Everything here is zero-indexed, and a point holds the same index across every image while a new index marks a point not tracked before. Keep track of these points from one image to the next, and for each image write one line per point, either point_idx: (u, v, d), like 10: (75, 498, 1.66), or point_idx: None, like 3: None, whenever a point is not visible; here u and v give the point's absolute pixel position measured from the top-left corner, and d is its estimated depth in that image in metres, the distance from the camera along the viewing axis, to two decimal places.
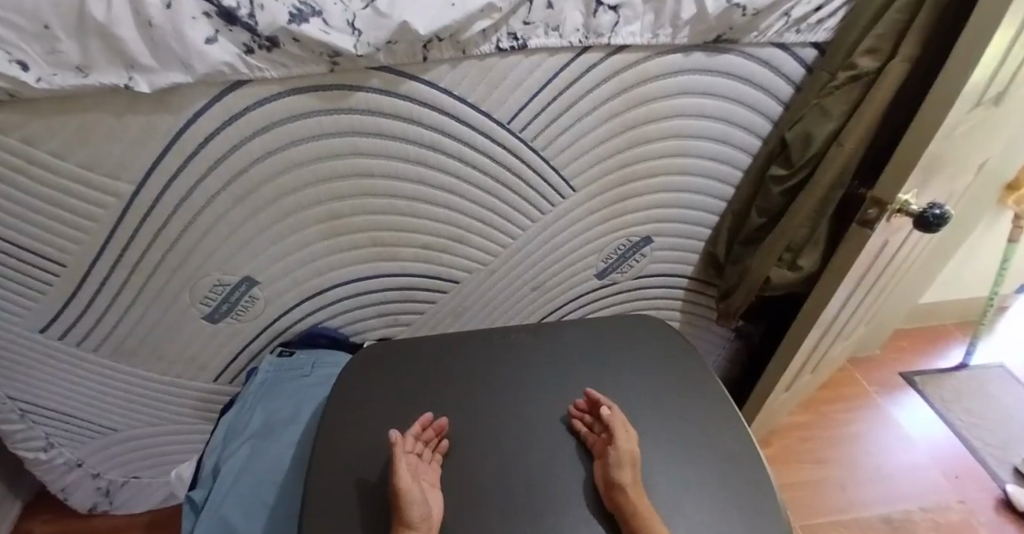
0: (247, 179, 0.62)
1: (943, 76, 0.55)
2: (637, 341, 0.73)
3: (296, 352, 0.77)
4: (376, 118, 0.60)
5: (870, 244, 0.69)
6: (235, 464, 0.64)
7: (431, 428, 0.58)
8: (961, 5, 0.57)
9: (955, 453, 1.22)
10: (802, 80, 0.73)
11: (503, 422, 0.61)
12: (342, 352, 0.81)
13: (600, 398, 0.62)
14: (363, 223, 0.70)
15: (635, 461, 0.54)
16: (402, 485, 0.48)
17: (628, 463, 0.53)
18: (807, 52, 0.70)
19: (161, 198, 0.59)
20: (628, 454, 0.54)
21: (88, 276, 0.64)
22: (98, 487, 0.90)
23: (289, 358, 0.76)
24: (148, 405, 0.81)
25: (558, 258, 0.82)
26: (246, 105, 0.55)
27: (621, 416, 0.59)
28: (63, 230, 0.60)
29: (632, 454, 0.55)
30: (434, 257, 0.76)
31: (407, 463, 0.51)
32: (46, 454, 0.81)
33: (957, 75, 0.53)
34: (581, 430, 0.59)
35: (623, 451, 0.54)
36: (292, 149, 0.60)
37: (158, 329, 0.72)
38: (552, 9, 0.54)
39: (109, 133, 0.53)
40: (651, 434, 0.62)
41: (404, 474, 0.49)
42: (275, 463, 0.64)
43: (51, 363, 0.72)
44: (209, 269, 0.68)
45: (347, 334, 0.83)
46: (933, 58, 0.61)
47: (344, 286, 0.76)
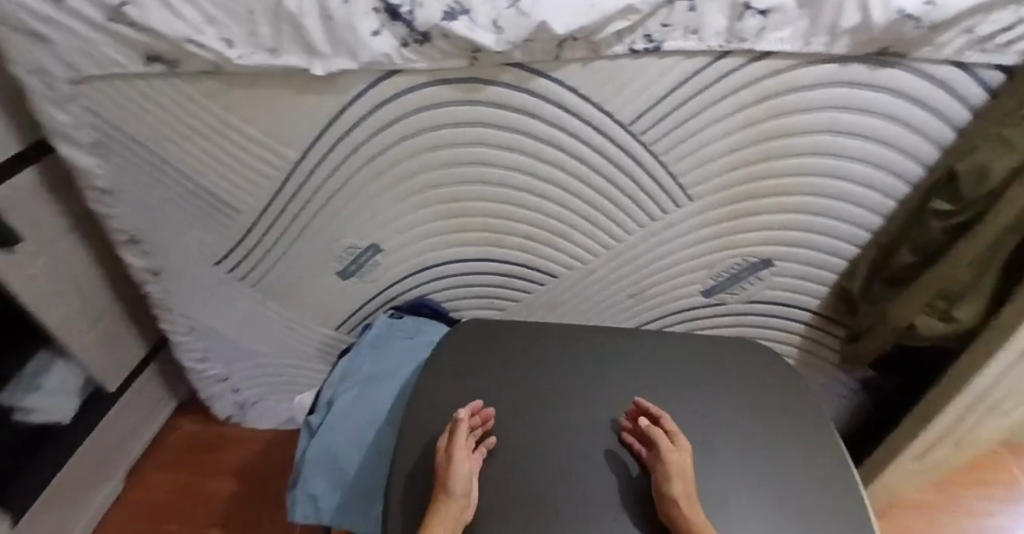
0: (386, 157, 0.69)
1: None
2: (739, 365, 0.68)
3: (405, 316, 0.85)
4: (506, 112, 0.63)
5: None
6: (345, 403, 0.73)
7: (478, 416, 0.60)
8: None
9: None
10: (984, 106, 0.62)
11: (581, 418, 0.61)
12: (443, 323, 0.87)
13: (650, 408, 0.60)
14: (479, 208, 0.75)
15: (685, 473, 0.53)
16: (453, 465, 0.53)
17: (677, 475, 0.52)
18: (993, 76, 0.60)
19: (318, 166, 0.70)
20: (678, 466, 0.53)
21: (256, 224, 0.78)
22: (234, 401, 1.07)
23: (401, 320, 0.84)
24: (282, 340, 0.95)
25: (663, 268, 0.80)
26: (396, 92, 0.62)
27: (671, 430, 0.57)
28: (244, 185, 0.73)
29: (683, 469, 0.53)
30: (537, 249, 0.79)
31: (460, 450, 0.54)
32: (203, 364, 1.00)
33: None
34: (629, 440, 0.58)
35: (670, 466, 0.53)
36: (428, 135, 0.67)
37: (299, 276, 0.84)
38: (694, 12, 0.53)
39: (288, 107, 0.63)
40: (739, 465, 0.57)
41: (461, 455, 0.53)
42: (378, 409, 0.71)
43: (219, 291, 0.88)
44: (344, 232, 0.78)
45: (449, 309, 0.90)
46: None
47: (455, 264, 0.82)
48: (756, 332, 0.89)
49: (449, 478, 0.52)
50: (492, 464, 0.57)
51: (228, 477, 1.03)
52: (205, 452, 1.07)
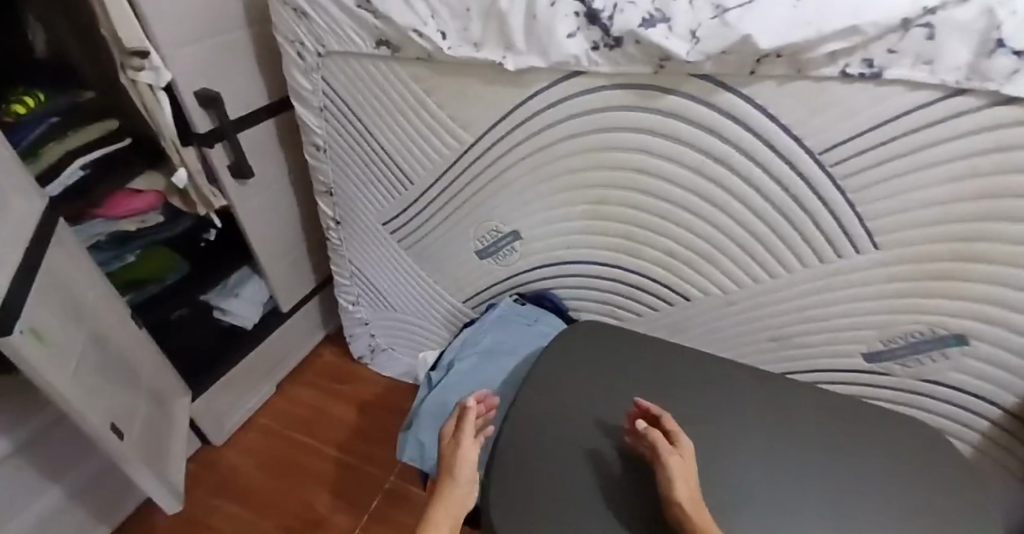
0: (547, 153, 0.72)
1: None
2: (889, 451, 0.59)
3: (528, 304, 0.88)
4: (678, 124, 0.62)
5: None
6: (464, 368, 0.78)
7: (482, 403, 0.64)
8: None
9: None
10: None
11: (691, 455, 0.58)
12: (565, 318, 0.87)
13: (649, 407, 0.59)
14: (626, 216, 0.74)
15: (687, 473, 0.52)
16: (461, 453, 0.57)
17: (681, 479, 0.51)
18: None
19: (486, 152, 0.76)
20: (680, 465, 0.52)
21: (423, 195, 0.88)
22: (367, 344, 1.20)
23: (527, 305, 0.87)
24: (417, 302, 1.05)
25: (820, 318, 0.71)
26: (573, 92, 0.64)
27: (670, 429, 0.56)
28: (423, 158, 0.83)
29: (687, 473, 0.51)
30: (675, 267, 0.75)
31: (467, 438, 0.58)
32: (352, 306, 1.15)
33: None
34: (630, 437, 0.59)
35: (670, 469, 0.51)
36: (592, 136, 0.68)
37: (446, 248, 0.92)
38: (931, 41, 0.46)
39: (475, 95, 0.70)
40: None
41: (469, 445, 0.58)
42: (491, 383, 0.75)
43: (381, 246, 1.01)
44: (494, 215, 0.83)
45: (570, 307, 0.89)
46: None
47: (587, 266, 0.82)
48: (930, 416, 0.74)
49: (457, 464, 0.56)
50: (593, 471, 0.57)
51: (352, 409, 1.15)
52: (340, 382, 1.21)
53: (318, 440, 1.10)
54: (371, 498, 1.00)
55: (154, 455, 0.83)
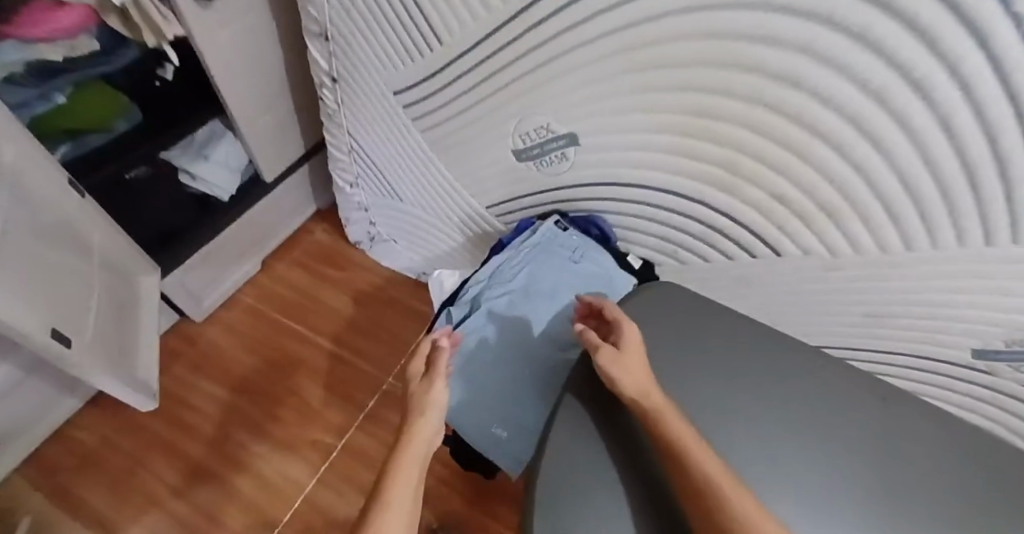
0: (643, 33, 0.49)
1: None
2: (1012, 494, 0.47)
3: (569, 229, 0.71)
4: (874, 16, 0.38)
5: None
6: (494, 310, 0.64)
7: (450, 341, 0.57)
8: None
9: None
10: None
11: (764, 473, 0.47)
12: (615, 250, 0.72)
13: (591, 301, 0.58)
14: (736, 139, 0.53)
15: (636, 359, 0.48)
16: (429, 398, 0.50)
17: (624, 358, 0.48)
18: None
19: (551, 18, 0.53)
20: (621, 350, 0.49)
21: (453, 63, 0.65)
22: (367, 233, 1.04)
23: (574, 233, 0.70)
24: (431, 197, 0.86)
25: (940, 308, 0.56)
26: None
27: (614, 316, 0.54)
28: (459, 10, 0.59)
29: (631, 355, 0.48)
30: (776, 216, 0.58)
31: (442, 384, 0.51)
32: (351, 188, 0.97)
33: None
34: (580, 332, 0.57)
35: (608, 354, 0.48)
36: (720, 13, 0.44)
37: (475, 138, 0.72)
38: None
39: None
40: None
41: (439, 388, 0.50)
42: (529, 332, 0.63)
43: (389, 120, 0.79)
44: (546, 109, 0.62)
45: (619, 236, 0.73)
46: None
47: (657, 194, 0.64)
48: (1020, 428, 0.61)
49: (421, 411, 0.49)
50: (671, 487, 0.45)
51: (348, 300, 1.04)
52: (335, 269, 1.08)
53: (310, 330, 1.00)
54: (366, 398, 0.93)
55: (114, 354, 0.74)
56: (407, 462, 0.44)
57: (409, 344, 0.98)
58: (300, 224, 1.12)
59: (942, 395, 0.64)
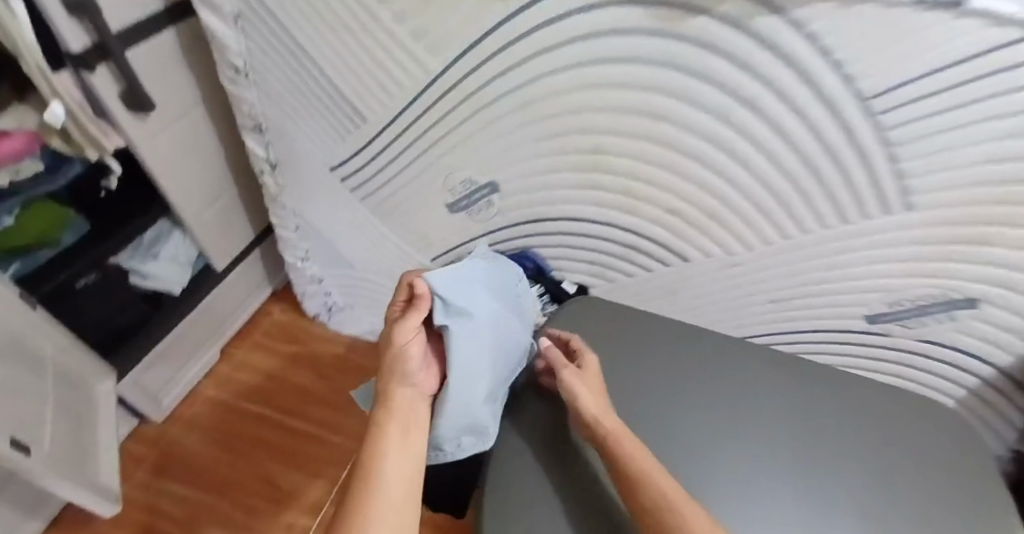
0: (534, 89, 0.59)
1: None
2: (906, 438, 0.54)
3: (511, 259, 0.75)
4: (702, 55, 0.50)
5: None
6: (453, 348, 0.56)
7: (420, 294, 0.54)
8: None
9: None
10: None
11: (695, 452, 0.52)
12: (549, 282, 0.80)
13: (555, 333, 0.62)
14: (624, 167, 0.63)
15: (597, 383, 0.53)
16: (402, 354, 0.51)
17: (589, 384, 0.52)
18: None
19: (457, 86, 0.61)
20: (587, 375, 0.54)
21: (379, 136, 0.73)
22: (324, 303, 1.08)
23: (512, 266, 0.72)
24: (377, 260, 0.92)
25: (827, 282, 0.65)
26: (571, 10, 0.50)
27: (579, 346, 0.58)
28: (375, 90, 0.66)
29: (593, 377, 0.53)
30: (677, 227, 0.67)
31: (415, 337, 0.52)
32: (302, 263, 1.01)
33: None
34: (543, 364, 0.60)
35: (572, 377, 0.53)
36: (589, 68, 0.55)
37: (410, 198, 0.79)
38: None
39: (443, 10, 0.54)
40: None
41: (409, 341, 0.51)
42: (495, 373, 0.57)
43: (329, 193, 0.85)
44: (467, 164, 0.70)
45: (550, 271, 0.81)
46: None
47: (573, 223, 0.73)
48: (920, 376, 0.73)
49: (407, 360, 0.51)
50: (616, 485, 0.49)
51: (313, 375, 1.05)
52: (299, 346, 1.09)
53: (276, 412, 1.00)
54: (341, 469, 0.93)
55: (73, 466, 0.73)
56: (391, 427, 0.48)
57: None
58: (258, 308, 1.14)
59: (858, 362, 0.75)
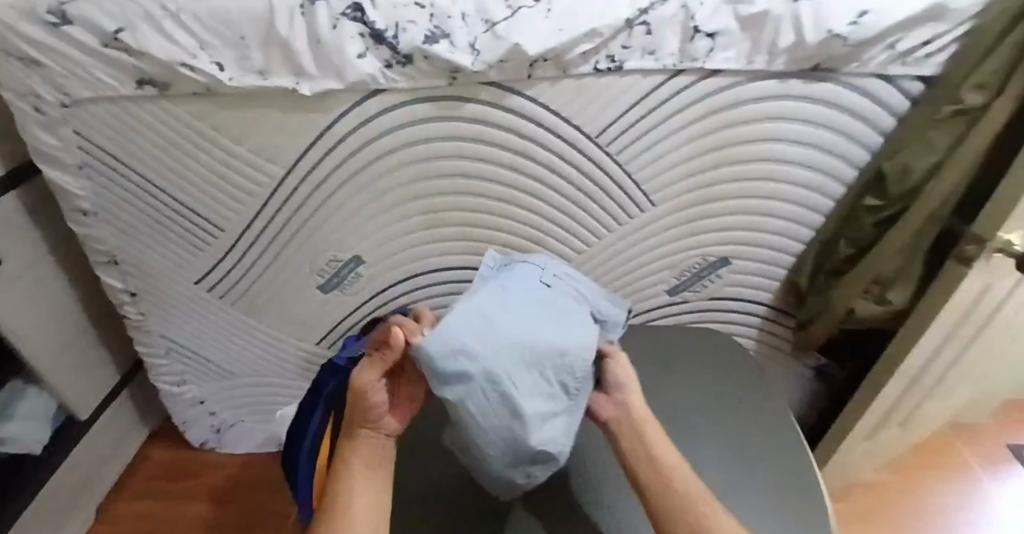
0: (368, 172, 0.73)
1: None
2: (707, 364, 0.72)
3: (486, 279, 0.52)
4: (482, 127, 0.69)
5: (959, 302, 0.69)
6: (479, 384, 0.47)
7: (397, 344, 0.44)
8: None
9: None
10: (891, 127, 0.73)
11: None
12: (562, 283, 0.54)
13: None
14: (458, 219, 0.80)
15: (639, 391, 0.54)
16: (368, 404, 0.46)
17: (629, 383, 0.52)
18: (876, 83, 0.69)
19: (303, 182, 0.73)
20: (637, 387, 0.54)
21: (239, 241, 0.80)
22: (211, 425, 1.07)
23: (485, 287, 0.49)
24: (263, 357, 0.97)
25: (626, 270, 0.86)
26: (378, 110, 0.66)
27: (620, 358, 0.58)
28: (228, 202, 0.75)
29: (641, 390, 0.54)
30: (514, 254, 0.84)
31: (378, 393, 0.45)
32: (179, 387, 1.00)
33: None
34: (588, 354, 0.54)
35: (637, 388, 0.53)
36: (406, 150, 0.71)
37: (282, 289, 0.86)
38: (651, 35, 0.61)
39: (275, 126, 0.67)
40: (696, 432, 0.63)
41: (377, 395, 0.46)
42: (546, 394, 0.46)
43: (199, 307, 0.89)
44: (328, 245, 0.81)
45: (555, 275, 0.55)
46: None
47: (434, 272, 0.87)
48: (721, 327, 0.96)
49: (370, 406, 0.46)
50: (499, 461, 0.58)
51: (210, 504, 1.03)
52: (188, 479, 1.06)
53: None
54: None
55: None
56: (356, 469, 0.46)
57: (286, 511, 1.01)
58: (133, 455, 1.09)
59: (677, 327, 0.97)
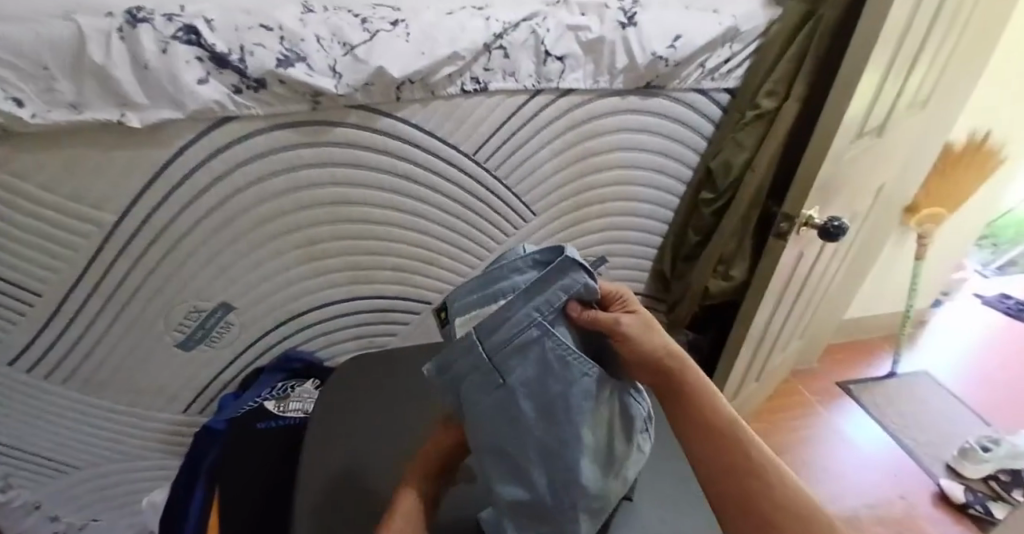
0: (228, 209, 0.66)
1: (834, 101, 0.68)
2: None
3: (471, 396, 0.38)
4: (355, 151, 0.67)
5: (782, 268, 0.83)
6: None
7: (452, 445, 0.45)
8: (823, 73, 0.74)
9: (905, 469, 1.36)
10: (712, 132, 0.87)
11: None
12: (554, 332, 0.37)
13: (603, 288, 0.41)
14: (339, 248, 0.75)
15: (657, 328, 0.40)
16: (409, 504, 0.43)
17: (648, 340, 0.38)
18: (695, 97, 0.82)
19: (144, 226, 0.64)
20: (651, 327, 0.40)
21: (61, 306, 0.67)
22: (54, 533, 0.86)
23: (482, 419, 0.38)
24: (111, 440, 0.81)
25: None
26: (232, 140, 0.61)
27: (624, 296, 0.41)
28: (42, 260, 0.63)
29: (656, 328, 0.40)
30: (404, 279, 0.82)
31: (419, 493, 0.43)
32: (3, 495, 0.78)
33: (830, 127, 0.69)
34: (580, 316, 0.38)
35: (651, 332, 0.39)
36: (273, 180, 0.66)
37: (128, 355, 0.73)
38: (508, 58, 0.65)
39: (100, 165, 0.57)
40: None
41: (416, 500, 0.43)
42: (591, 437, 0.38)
43: (10, 396, 0.72)
44: (186, 295, 0.71)
45: (543, 323, 0.37)
46: (810, 110, 0.77)
47: (319, 310, 0.81)
48: None
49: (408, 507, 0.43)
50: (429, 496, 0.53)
51: None
52: None
53: None
54: None
55: None
56: None
57: None
58: None
59: None
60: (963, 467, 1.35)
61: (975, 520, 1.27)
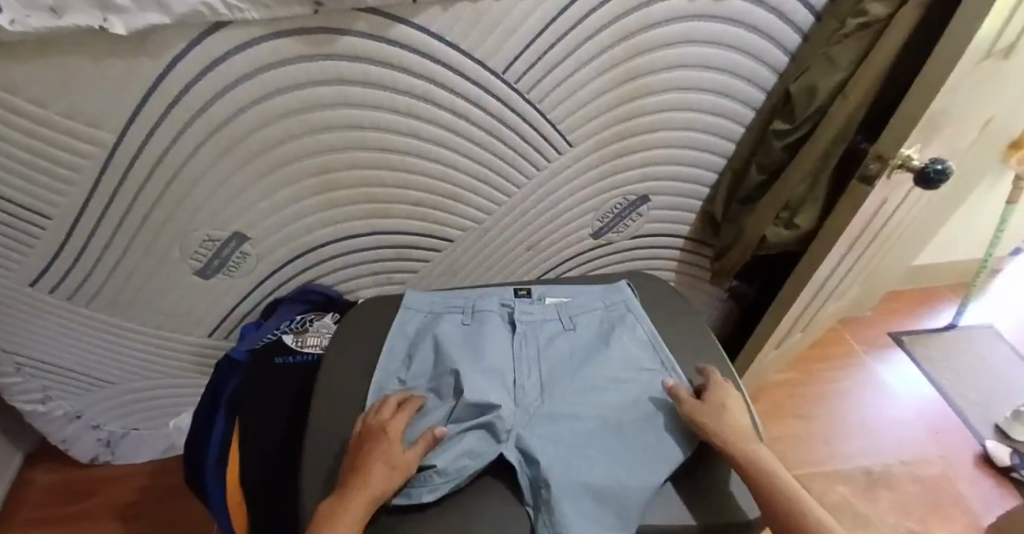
0: (231, 131, 0.60)
1: (968, 7, 0.53)
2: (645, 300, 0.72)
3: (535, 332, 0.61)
4: (366, 66, 0.58)
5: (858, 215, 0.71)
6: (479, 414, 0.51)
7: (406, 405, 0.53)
8: None
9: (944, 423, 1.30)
10: (797, 49, 0.72)
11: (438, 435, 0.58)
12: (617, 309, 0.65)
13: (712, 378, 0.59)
14: (354, 178, 0.69)
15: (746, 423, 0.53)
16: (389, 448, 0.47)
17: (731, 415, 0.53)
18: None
19: (144, 148, 0.58)
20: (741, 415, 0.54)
21: (76, 229, 0.64)
22: (100, 438, 0.94)
23: (549, 345, 0.60)
24: (145, 359, 0.83)
25: (547, 219, 0.82)
26: (227, 50, 0.52)
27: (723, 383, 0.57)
28: (48, 182, 0.59)
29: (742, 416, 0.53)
30: (426, 214, 0.76)
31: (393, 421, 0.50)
32: (46, 405, 0.84)
33: (959, 45, 0.54)
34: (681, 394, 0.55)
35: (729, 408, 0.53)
36: (276, 100, 0.59)
37: (149, 279, 0.72)
38: None
39: (84, 80, 0.50)
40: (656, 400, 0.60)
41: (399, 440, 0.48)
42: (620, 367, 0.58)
43: (41, 313, 0.73)
44: (199, 223, 0.68)
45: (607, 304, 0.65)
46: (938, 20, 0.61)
47: (336, 243, 0.76)
48: (643, 264, 0.95)
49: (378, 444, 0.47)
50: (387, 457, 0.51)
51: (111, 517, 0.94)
52: (80, 501, 0.94)
53: None
54: None
55: None
56: None
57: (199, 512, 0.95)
58: (13, 481, 0.95)
59: (605, 270, 0.95)
60: (1012, 428, 1.26)
61: (1015, 485, 1.19)
